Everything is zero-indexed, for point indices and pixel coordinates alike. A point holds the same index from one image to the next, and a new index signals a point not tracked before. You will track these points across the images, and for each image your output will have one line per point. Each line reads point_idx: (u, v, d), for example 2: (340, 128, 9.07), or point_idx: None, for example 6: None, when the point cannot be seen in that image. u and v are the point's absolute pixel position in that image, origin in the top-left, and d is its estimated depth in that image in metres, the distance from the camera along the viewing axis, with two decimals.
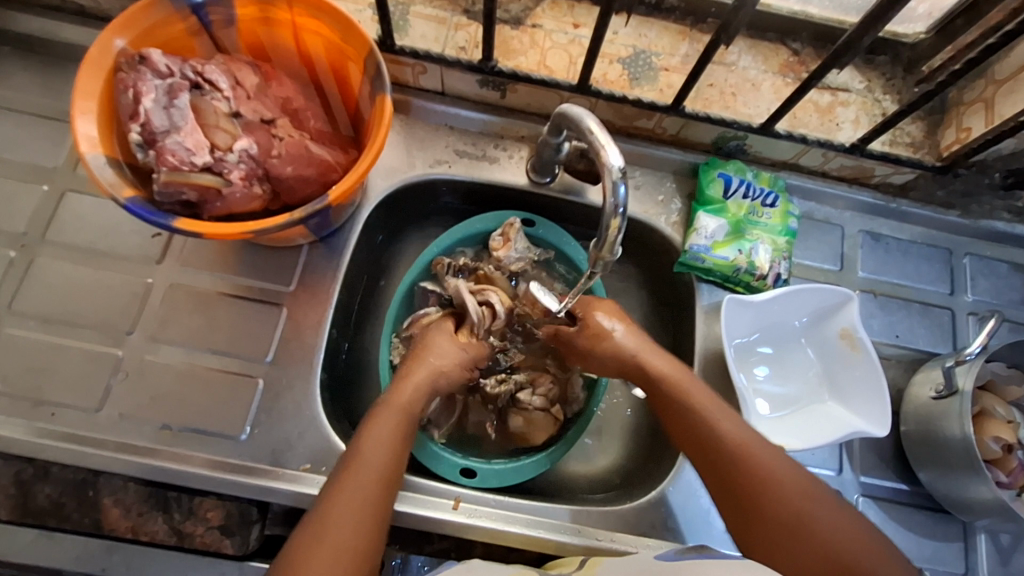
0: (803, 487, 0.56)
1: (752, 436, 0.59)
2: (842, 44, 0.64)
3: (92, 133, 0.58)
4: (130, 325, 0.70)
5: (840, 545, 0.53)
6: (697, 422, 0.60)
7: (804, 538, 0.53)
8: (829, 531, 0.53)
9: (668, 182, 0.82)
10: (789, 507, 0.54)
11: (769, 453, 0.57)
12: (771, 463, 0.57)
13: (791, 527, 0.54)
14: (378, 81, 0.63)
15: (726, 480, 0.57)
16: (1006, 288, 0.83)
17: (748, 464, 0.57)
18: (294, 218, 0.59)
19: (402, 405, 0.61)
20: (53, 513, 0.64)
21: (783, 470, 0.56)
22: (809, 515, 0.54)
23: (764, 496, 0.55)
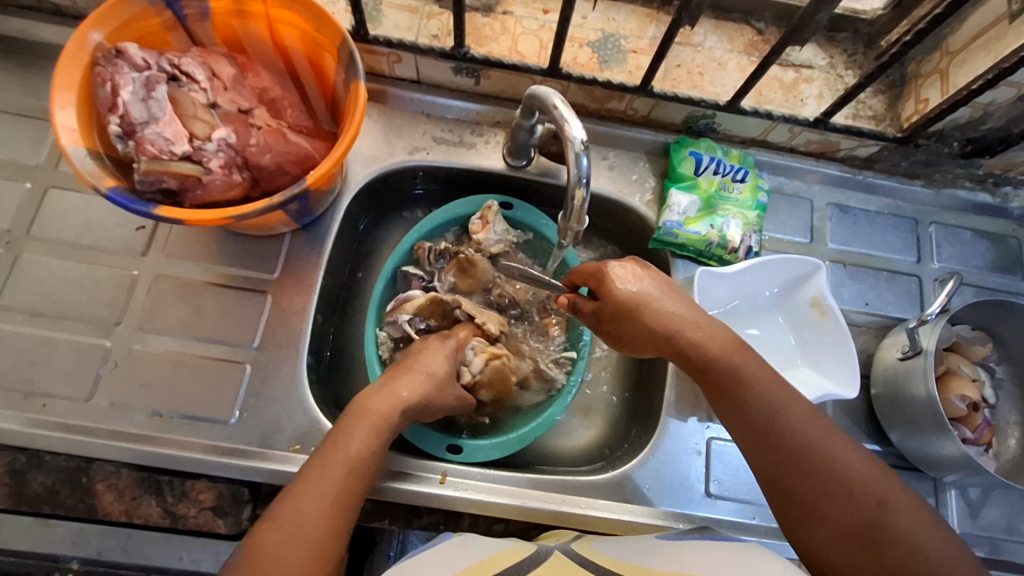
0: (876, 496, 0.53)
1: (822, 436, 0.55)
2: (798, 20, 0.66)
3: (71, 124, 0.59)
4: (117, 316, 0.71)
5: (916, 555, 0.50)
6: (763, 418, 0.56)
7: (878, 549, 0.51)
8: (904, 542, 0.51)
9: (641, 161, 0.84)
10: (859, 514, 0.52)
11: (840, 456, 0.54)
12: (840, 466, 0.54)
13: (862, 534, 0.52)
14: (352, 68, 0.65)
15: (790, 481, 0.54)
16: (971, 254, 0.86)
17: (817, 466, 0.54)
18: (273, 203, 0.61)
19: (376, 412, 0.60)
20: (47, 500, 0.65)
21: (854, 474, 0.53)
22: (883, 522, 0.52)
23: (833, 503, 0.53)
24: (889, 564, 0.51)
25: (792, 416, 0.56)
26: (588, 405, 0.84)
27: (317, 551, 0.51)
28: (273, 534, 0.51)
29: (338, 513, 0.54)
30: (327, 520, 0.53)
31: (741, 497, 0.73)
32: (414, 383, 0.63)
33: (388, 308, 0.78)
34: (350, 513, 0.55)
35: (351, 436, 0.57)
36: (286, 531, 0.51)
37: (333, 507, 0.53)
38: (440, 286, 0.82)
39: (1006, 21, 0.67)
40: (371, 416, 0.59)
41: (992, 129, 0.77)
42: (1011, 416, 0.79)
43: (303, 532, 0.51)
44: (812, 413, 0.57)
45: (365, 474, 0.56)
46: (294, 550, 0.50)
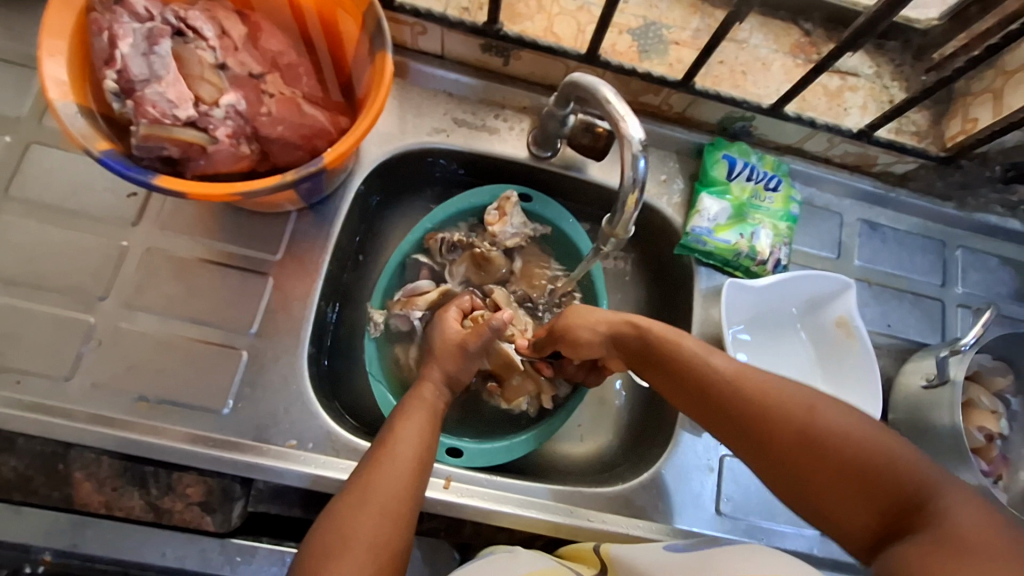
0: (806, 402, 0.51)
1: (744, 367, 0.55)
2: (862, 24, 0.62)
3: (62, 77, 0.53)
4: (104, 290, 0.65)
5: (849, 444, 0.48)
6: (697, 378, 0.56)
7: (823, 458, 0.48)
8: (845, 443, 0.48)
9: (671, 161, 0.80)
10: (794, 429, 0.50)
11: (783, 390, 0.52)
12: (778, 393, 0.52)
13: (801, 443, 0.49)
14: (378, 38, 0.59)
15: (732, 423, 0.53)
16: (995, 281, 0.84)
17: (755, 398, 0.52)
18: (286, 180, 0.56)
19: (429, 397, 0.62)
20: (20, 487, 0.60)
21: (788, 392, 0.52)
22: (823, 432, 0.49)
23: (775, 426, 0.51)
24: (835, 467, 0.48)
25: (719, 365, 0.55)
26: (600, 399, 0.82)
27: (394, 514, 0.52)
28: (350, 503, 0.52)
29: (411, 486, 0.54)
30: (404, 486, 0.54)
31: (751, 517, 0.71)
32: (443, 375, 0.64)
33: (396, 300, 0.74)
34: (421, 486, 0.55)
35: (410, 420, 0.59)
36: (363, 494, 0.52)
37: (405, 476, 0.54)
38: (451, 279, 0.78)
39: None
40: (424, 405, 0.61)
41: None
42: None
43: (381, 501, 0.52)
44: (744, 363, 0.56)
45: (427, 450, 0.58)
46: (369, 516, 0.51)
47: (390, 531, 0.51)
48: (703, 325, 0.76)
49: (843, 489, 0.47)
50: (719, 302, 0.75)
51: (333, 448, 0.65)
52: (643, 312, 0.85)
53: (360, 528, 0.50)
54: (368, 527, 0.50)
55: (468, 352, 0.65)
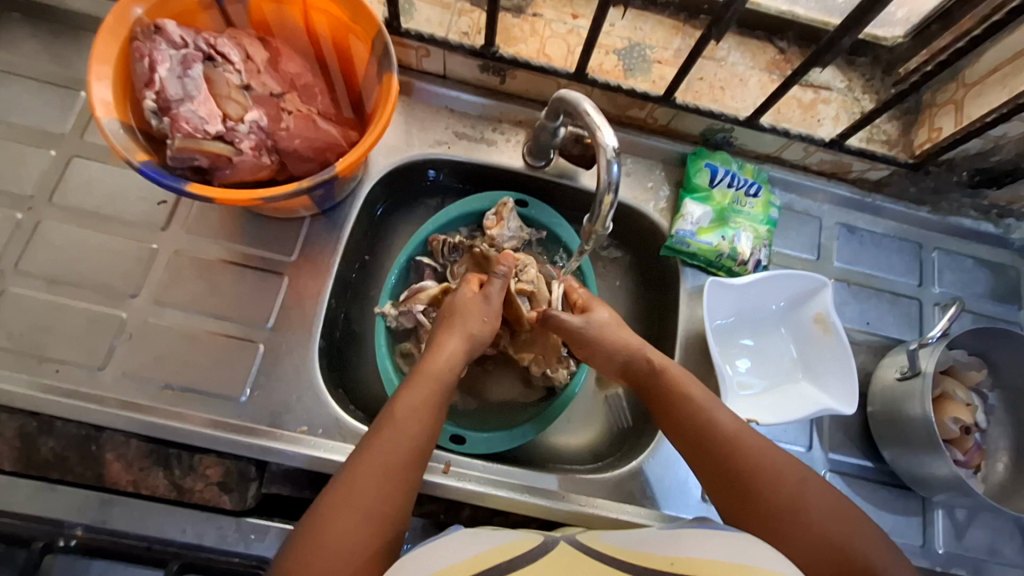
0: (798, 472, 0.57)
1: (744, 426, 0.60)
2: (824, 43, 0.68)
3: (107, 98, 0.60)
4: (134, 288, 0.72)
5: (831, 521, 0.54)
6: (699, 425, 0.61)
7: (807, 531, 0.53)
8: (827, 516, 0.54)
9: (658, 170, 0.86)
10: (786, 493, 0.55)
11: (781, 460, 0.58)
12: (774, 458, 0.57)
13: (788, 506, 0.54)
14: (385, 60, 0.66)
15: (727, 470, 0.58)
16: (971, 281, 0.88)
17: (753, 455, 0.58)
18: (302, 187, 0.62)
19: (435, 375, 0.63)
20: (56, 466, 0.66)
21: (781, 459, 0.58)
22: (808, 505, 0.54)
23: (768, 486, 0.56)
24: (814, 538, 0.53)
25: (720, 417, 0.61)
26: (593, 390, 0.86)
27: (381, 511, 0.52)
28: (340, 496, 0.52)
29: (400, 475, 0.55)
30: (393, 480, 0.54)
31: None
32: (461, 329, 0.68)
33: (401, 298, 0.80)
34: (414, 476, 0.56)
35: (408, 400, 0.59)
36: (353, 480, 0.53)
37: (398, 469, 0.55)
38: (452, 278, 0.83)
39: None
40: (430, 379, 0.62)
41: (1000, 162, 0.80)
42: (1000, 442, 0.81)
43: (367, 493, 0.52)
44: (742, 421, 0.61)
45: (423, 436, 0.58)
46: (357, 512, 0.51)
47: (371, 520, 0.51)
48: (689, 321, 0.81)
49: (817, 557, 0.52)
50: (703, 300, 0.79)
51: (341, 434, 0.70)
52: (635, 312, 0.90)
53: (345, 512, 0.51)
54: (354, 521, 0.51)
55: (488, 303, 0.70)
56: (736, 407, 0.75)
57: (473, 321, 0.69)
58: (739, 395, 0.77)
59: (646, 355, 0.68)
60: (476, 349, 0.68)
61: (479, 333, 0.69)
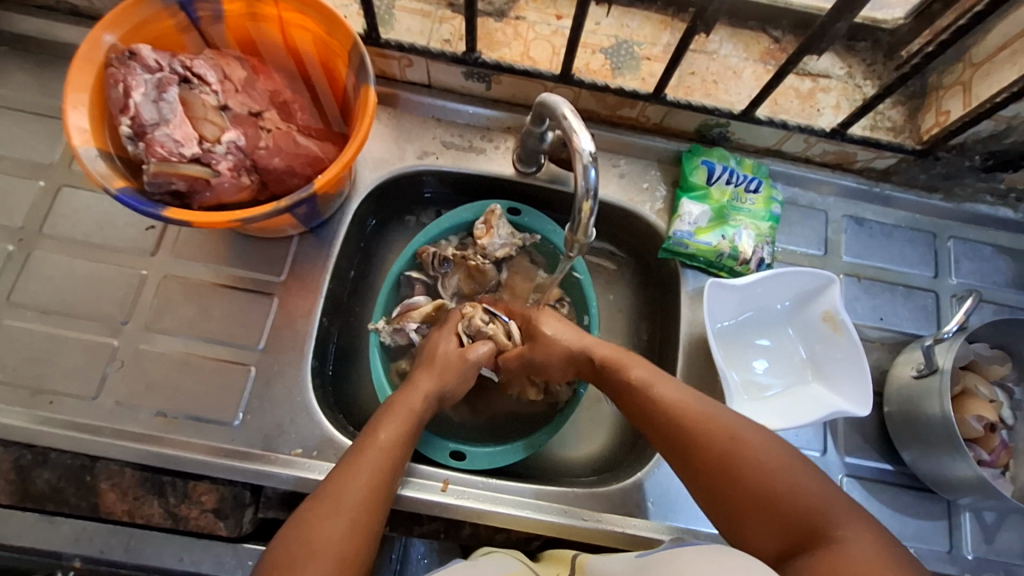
0: (729, 430, 0.57)
1: (686, 393, 0.61)
2: (816, 29, 0.65)
3: (83, 124, 0.59)
4: (126, 315, 0.71)
5: (762, 473, 0.54)
6: (643, 404, 0.62)
7: (736, 484, 0.54)
8: (755, 469, 0.54)
9: (653, 170, 0.83)
10: (714, 454, 0.56)
11: (717, 419, 0.58)
12: (707, 421, 0.58)
13: (717, 465, 0.55)
14: (362, 73, 0.65)
15: (670, 440, 0.59)
16: (991, 270, 0.84)
17: (688, 420, 0.58)
18: (280, 206, 0.61)
19: (410, 404, 0.64)
20: (52, 497, 0.66)
21: (713, 416, 0.58)
22: (738, 459, 0.55)
23: (700, 448, 0.56)
24: (745, 492, 0.54)
25: (662, 391, 0.61)
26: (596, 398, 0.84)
27: (361, 525, 0.53)
28: (316, 510, 0.53)
29: (378, 490, 0.56)
30: (370, 496, 0.55)
31: None
32: (441, 377, 0.68)
33: (394, 314, 0.78)
34: (388, 498, 0.57)
35: (387, 424, 0.61)
36: (333, 504, 0.53)
37: (376, 486, 0.56)
38: (444, 292, 0.82)
39: None
40: (405, 407, 0.63)
41: (1015, 143, 0.75)
42: None
43: (344, 507, 0.54)
44: (686, 388, 0.62)
45: (401, 456, 0.60)
46: (337, 525, 0.52)
47: (350, 541, 0.52)
48: (690, 325, 0.78)
49: (748, 509, 0.53)
50: (704, 303, 0.76)
51: (336, 455, 0.68)
52: (636, 317, 0.87)
53: (325, 535, 0.51)
54: (330, 534, 0.52)
55: (466, 364, 0.70)
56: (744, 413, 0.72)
57: (452, 375, 0.69)
58: (747, 400, 0.74)
59: (590, 353, 0.68)
60: (443, 401, 0.69)
61: (450, 391, 0.69)
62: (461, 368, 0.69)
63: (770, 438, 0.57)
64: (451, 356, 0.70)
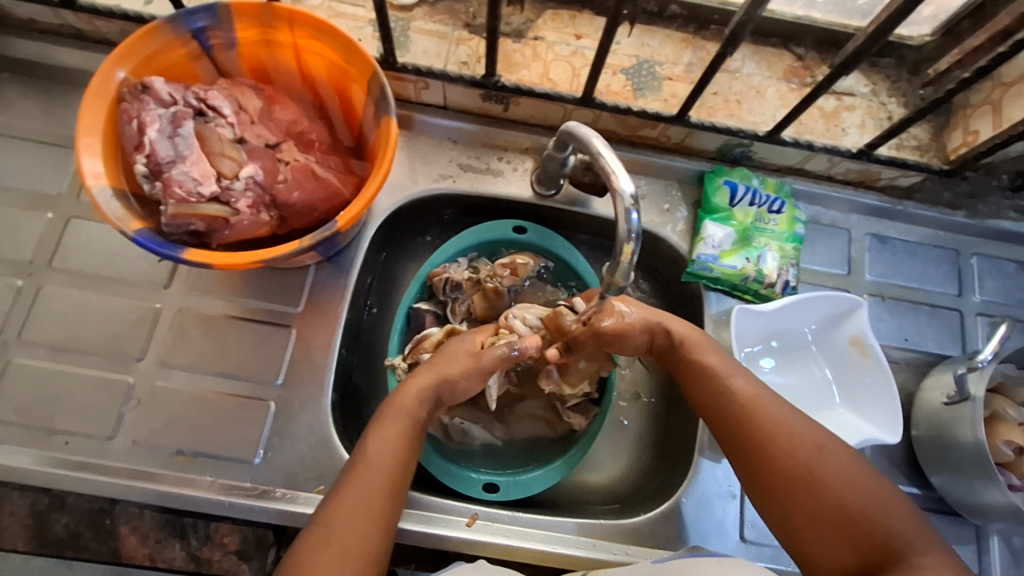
0: (816, 438, 0.55)
1: (768, 393, 0.59)
2: (851, 54, 0.63)
3: (97, 167, 0.57)
4: (140, 351, 0.70)
5: (848, 491, 0.52)
6: (718, 396, 0.60)
7: (816, 496, 0.53)
8: (841, 483, 0.52)
9: (674, 190, 0.82)
10: (799, 460, 0.54)
11: (803, 430, 0.56)
12: (793, 427, 0.56)
13: (801, 473, 0.54)
14: (383, 102, 0.63)
15: (740, 434, 0.57)
16: (1014, 288, 0.83)
17: (769, 420, 0.56)
18: (303, 246, 0.59)
19: (404, 409, 0.60)
20: (70, 544, 0.65)
21: (798, 423, 0.56)
22: (821, 470, 0.53)
23: (780, 450, 0.55)
24: (826, 504, 0.52)
25: (738, 386, 0.59)
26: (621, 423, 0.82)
27: (359, 554, 0.52)
28: (314, 542, 0.52)
29: (376, 515, 0.54)
30: (369, 522, 0.53)
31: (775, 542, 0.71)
32: (439, 370, 0.63)
33: (407, 350, 0.76)
34: (391, 515, 0.55)
35: (382, 435, 0.58)
36: (327, 533, 0.52)
37: (373, 511, 0.54)
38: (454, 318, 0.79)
39: None
40: (400, 411, 0.60)
41: None
42: None
43: (343, 541, 0.52)
44: (763, 388, 0.60)
45: (398, 470, 0.57)
46: (332, 556, 0.51)
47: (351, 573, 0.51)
48: None
49: (828, 523, 0.52)
50: (730, 328, 0.75)
51: None
52: None
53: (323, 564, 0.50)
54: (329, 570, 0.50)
55: (475, 364, 0.64)
56: None
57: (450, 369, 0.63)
58: None
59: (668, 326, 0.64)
60: (448, 394, 0.64)
61: (455, 386, 0.64)
62: (471, 361, 0.64)
63: (854, 456, 0.55)
64: (458, 353, 0.65)
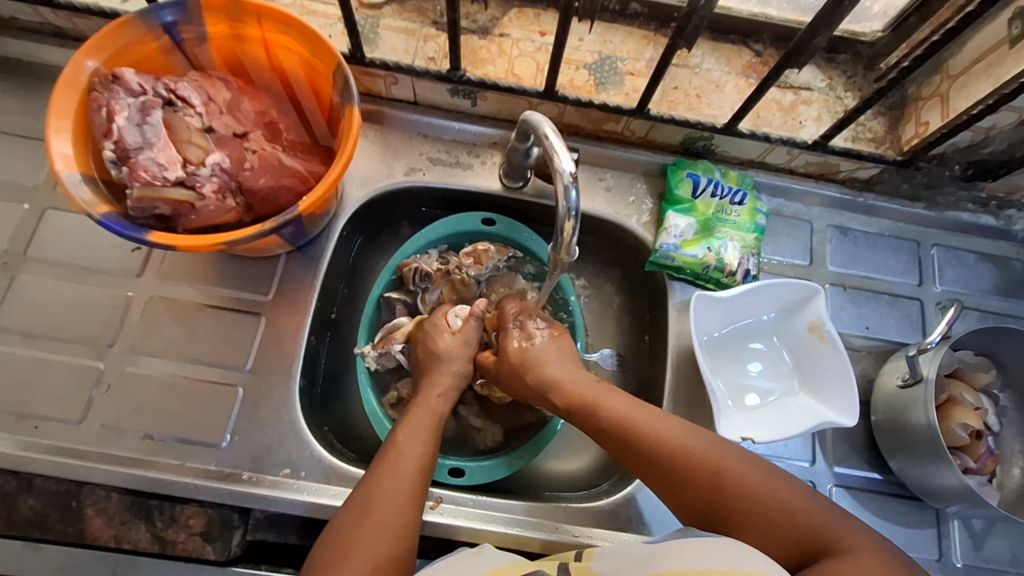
0: (711, 464, 0.56)
1: (662, 427, 0.60)
2: (795, 44, 0.66)
3: (67, 151, 0.59)
4: (112, 338, 0.71)
5: (755, 500, 0.54)
6: (621, 443, 0.61)
7: (731, 516, 0.54)
8: (745, 498, 0.54)
9: (639, 183, 0.84)
10: (705, 489, 0.56)
11: (700, 457, 0.57)
12: (690, 455, 0.57)
13: (712, 503, 0.55)
14: (346, 92, 0.65)
15: (654, 478, 0.59)
16: (974, 277, 0.84)
17: (667, 460, 0.58)
18: (265, 228, 0.61)
19: (431, 405, 0.65)
20: (37, 524, 0.66)
21: (694, 450, 0.58)
22: (727, 490, 0.55)
23: (688, 484, 0.56)
24: (745, 521, 0.54)
25: (641, 427, 0.60)
26: None
27: (399, 526, 0.54)
28: (352, 516, 0.55)
29: (412, 490, 0.57)
30: (404, 498, 0.56)
31: None
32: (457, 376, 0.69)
33: (377, 338, 0.77)
34: (424, 493, 0.58)
35: (414, 424, 0.62)
36: (363, 508, 0.55)
37: (408, 488, 0.57)
38: (424, 308, 0.81)
39: (1006, 46, 0.66)
40: (430, 409, 0.65)
41: (993, 153, 0.77)
42: (1016, 445, 0.77)
43: (381, 513, 0.54)
44: (660, 419, 0.61)
45: (430, 454, 0.60)
46: (370, 529, 0.53)
47: (387, 543, 0.53)
48: (678, 337, 0.79)
49: (757, 535, 0.53)
50: (691, 315, 0.77)
51: (325, 475, 0.68)
52: (625, 328, 0.87)
53: (361, 536, 0.53)
54: (368, 538, 0.53)
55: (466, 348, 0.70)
56: (731, 426, 0.72)
57: (457, 369, 0.69)
58: (737, 413, 0.74)
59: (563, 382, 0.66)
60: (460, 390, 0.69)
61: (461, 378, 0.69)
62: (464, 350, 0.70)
63: (757, 464, 0.57)
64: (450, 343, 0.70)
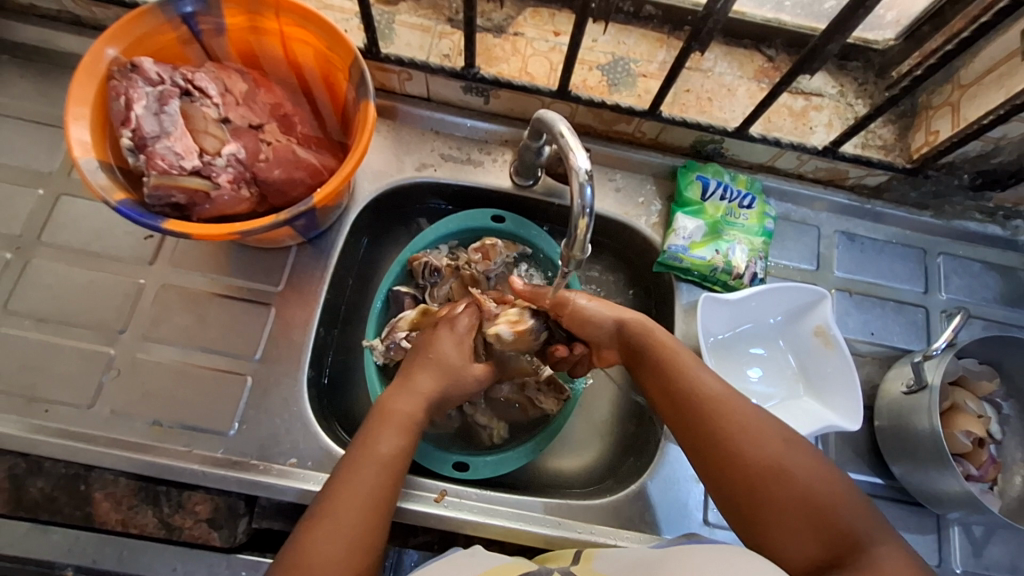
0: (783, 434, 0.56)
1: (730, 391, 0.60)
2: (808, 51, 0.66)
3: (85, 138, 0.60)
4: (123, 324, 0.72)
5: (815, 485, 0.53)
6: (682, 392, 0.60)
7: (785, 489, 0.53)
8: (806, 479, 0.53)
9: (648, 184, 0.84)
10: (766, 455, 0.55)
11: (770, 430, 0.56)
12: (760, 419, 0.57)
13: (770, 469, 0.54)
14: (362, 86, 0.65)
15: (706, 434, 0.57)
16: (979, 286, 0.85)
17: (734, 418, 0.57)
18: (279, 220, 0.61)
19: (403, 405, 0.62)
20: (46, 507, 0.66)
21: (765, 421, 0.57)
22: (789, 466, 0.54)
23: (749, 444, 0.55)
24: (795, 501, 0.53)
25: (705, 383, 0.60)
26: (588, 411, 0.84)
27: (362, 529, 0.54)
28: (316, 516, 0.54)
29: (376, 491, 0.56)
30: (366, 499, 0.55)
31: None
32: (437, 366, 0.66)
33: (384, 332, 0.77)
34: (388, 494, 0.57)
35: (386, 426, 0.60)
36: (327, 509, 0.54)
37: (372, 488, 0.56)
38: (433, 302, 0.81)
39: (1018, 57, 0.67)
40: (402, 412, 0.62)
41: (1002, 163, 0.77)
42: (1018, 454, 0.77)
43: (342, 515, 0.54)
44: (728, 385, 0.61)
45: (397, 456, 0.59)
46: (332, 530, 0.53)
47: (349, 545, 0.53)
48: (684, 338, 0.79)
49: (799, 519, 0.52)
50: (698, 317, 0.77)
51: (331, 466, 0.69)
52: None
53: (321, 538, 0.52)
54: (328, 540, 0.52)
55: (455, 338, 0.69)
56: None
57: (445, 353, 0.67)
58: None
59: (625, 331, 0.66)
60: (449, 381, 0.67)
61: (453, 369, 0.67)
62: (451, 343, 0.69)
63: (818, 456, 0.56)
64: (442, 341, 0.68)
